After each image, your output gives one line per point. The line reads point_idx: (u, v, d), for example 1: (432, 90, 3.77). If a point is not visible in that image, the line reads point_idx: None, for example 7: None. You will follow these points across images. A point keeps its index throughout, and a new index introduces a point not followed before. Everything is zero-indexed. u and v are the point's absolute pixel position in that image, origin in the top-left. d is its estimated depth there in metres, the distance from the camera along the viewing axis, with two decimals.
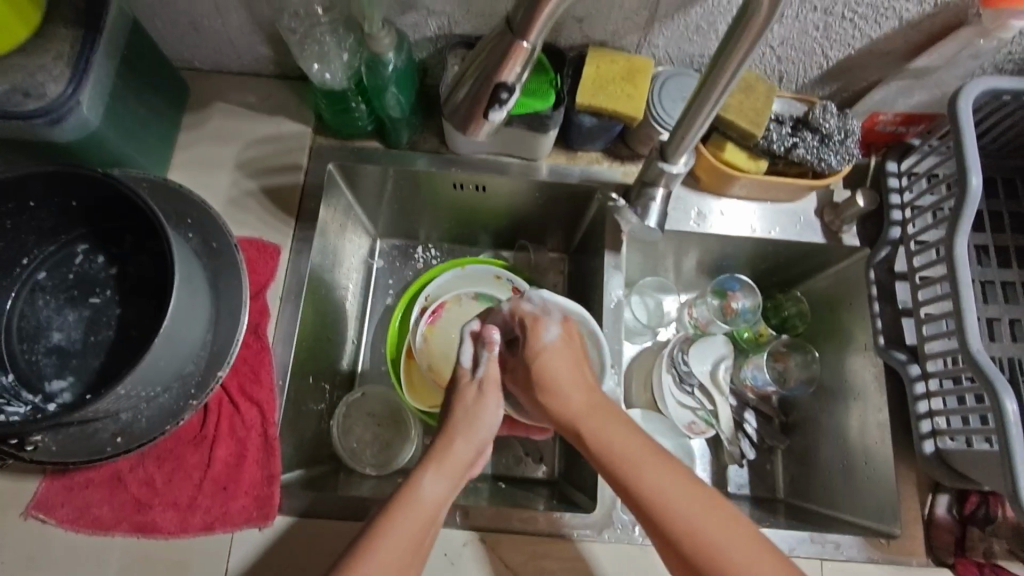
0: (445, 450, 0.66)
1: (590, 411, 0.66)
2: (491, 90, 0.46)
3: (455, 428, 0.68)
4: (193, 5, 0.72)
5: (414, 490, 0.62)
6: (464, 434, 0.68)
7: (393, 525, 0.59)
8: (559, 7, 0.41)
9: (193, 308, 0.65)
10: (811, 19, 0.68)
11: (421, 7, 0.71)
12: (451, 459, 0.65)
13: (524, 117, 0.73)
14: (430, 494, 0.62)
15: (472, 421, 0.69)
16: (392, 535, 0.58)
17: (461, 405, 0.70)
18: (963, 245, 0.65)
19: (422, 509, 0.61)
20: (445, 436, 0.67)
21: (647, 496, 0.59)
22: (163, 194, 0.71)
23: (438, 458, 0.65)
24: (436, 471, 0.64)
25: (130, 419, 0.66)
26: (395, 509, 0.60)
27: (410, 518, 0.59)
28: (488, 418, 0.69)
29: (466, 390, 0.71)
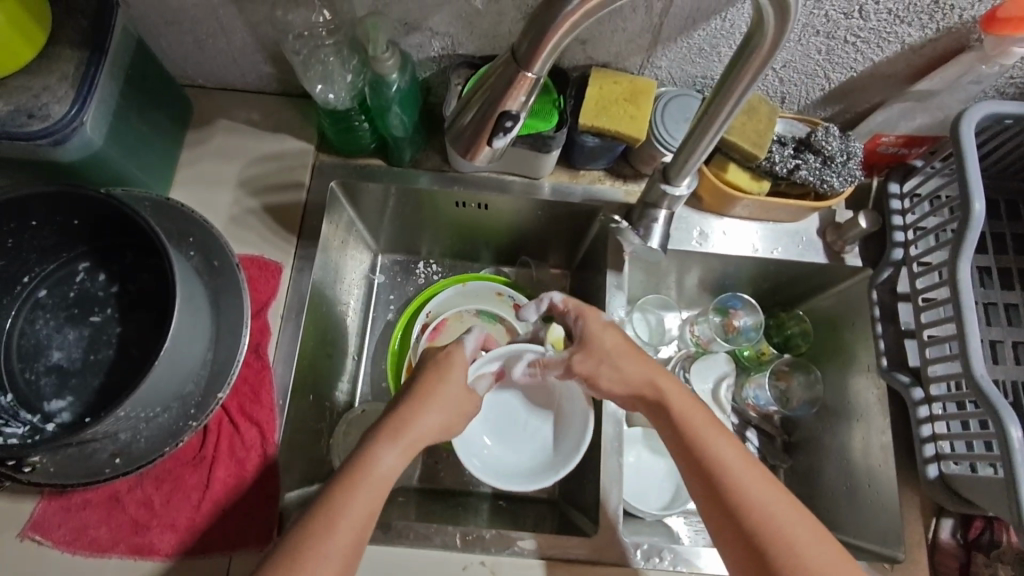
0: (415, 420, 0.63)
1: (676, 395, 0.65)
2: (495, 117, 0.47)
3: (428, 398, 0.65)
4: (198, 25, 0.72)
5: (375, 464, 0.59)
6: (439, 407, 0.65)
7: (350, 497, 0.56)
8: (564, 41, 0.41)
9: (193, 328, 0.64)
10: (814, 42, 0.69)
11: (425, 28, 0.71)
12: (416, 429, 0.63)
13: (527, 138, 0.74)
14: (385, 465, 0.59)
15: (445, 396, 0.66)
16: (348, 521, 0.55)
17: (439, 376, 0.68)
18: (966, 269, 0.65)
19: (377, 481, 0.58)
20: (410, 409, 0.64)
21: (715, 461, 0.60)
22: (165, 213, 0.71)
23: (401, 428, 0.62)
24: (396, 442, 0.61)
25: (129, 440, 0.65)
26: (351, 480, 0.57)
27: (365, 491, 0.57)
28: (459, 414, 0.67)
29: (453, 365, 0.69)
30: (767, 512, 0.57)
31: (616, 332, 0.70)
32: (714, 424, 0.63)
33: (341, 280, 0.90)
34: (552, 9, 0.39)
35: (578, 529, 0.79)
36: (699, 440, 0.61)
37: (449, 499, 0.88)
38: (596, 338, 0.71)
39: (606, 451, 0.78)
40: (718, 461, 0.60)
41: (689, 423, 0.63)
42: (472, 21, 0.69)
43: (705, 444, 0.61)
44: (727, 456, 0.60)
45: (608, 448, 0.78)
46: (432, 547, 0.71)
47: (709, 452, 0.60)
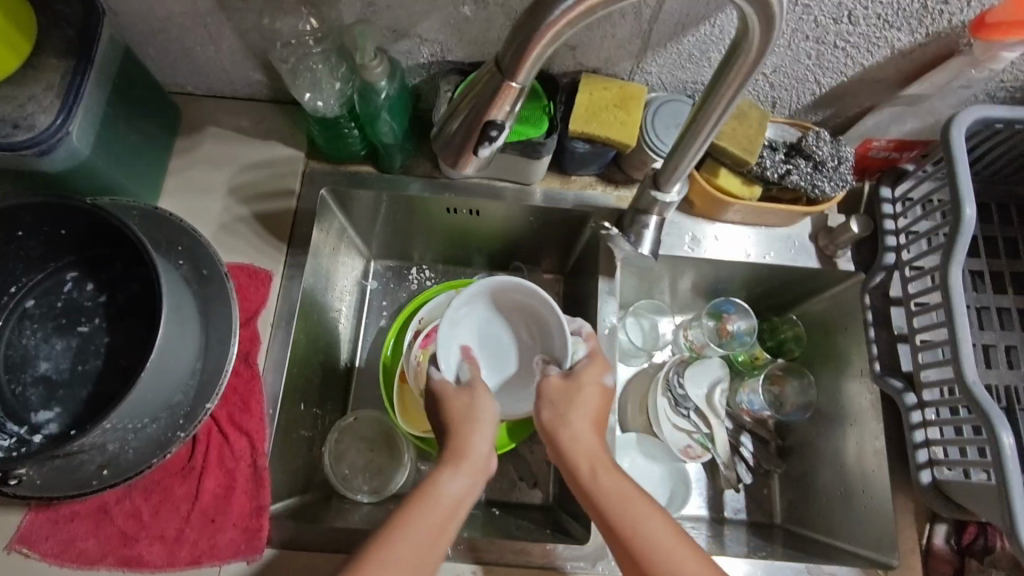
0: (466, 445, 0.66)
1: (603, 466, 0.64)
2: (481, 128, 0.46)
3: (460, 427, 0.68)
4: (186, 33, 0.72)
5: (435, 488, 0.62)
6: (475, 435, 0.68)
7: (411, 520, 0.59)
8: (548, 49, 0.40)
9: (181, 338, 0.64)
10: (803, 47, 0.69)
11: (414, 35, 0.71)
12: (466, 456, 0.66)
13: (517, 145, 0.73)
14: (449, 490, 0.63)
15: (474, 422, 0.69)
16: (409, 533, 0.58)
17: (455, 404, 0.70)
18: (957, 274, 0.65)
19: (443, 507, 0.61)
20: (452, 441, 0.67)
21: (642, 542, 0.59)
22: (154, 223, 0.71)
23: (457, 454, 0.65)
24: (454, 467, 0.64)
25: (117, 452, 0.65)
26: (414, 504, 0.60)
27: (432, 515, 0.60)
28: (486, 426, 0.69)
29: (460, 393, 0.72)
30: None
31: (602, 390, 0.71)
32: (641, 500, 0.62)
33: (333, 287, 0.90)
34: (535, 17, 0.38)
35: (568, 535, 0.80)
36: (628, 525, 0.60)
37: None
38: (576, 386, 0.71)
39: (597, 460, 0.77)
40: (645, 548, 0.59)
41: (618, 505, 0.61)
42: (461, 28, 0.69)
43: (632, 532, 0.59)
44: (653, 539, 0.59)
45: None
46: None
47: (637, 538, 0.59)
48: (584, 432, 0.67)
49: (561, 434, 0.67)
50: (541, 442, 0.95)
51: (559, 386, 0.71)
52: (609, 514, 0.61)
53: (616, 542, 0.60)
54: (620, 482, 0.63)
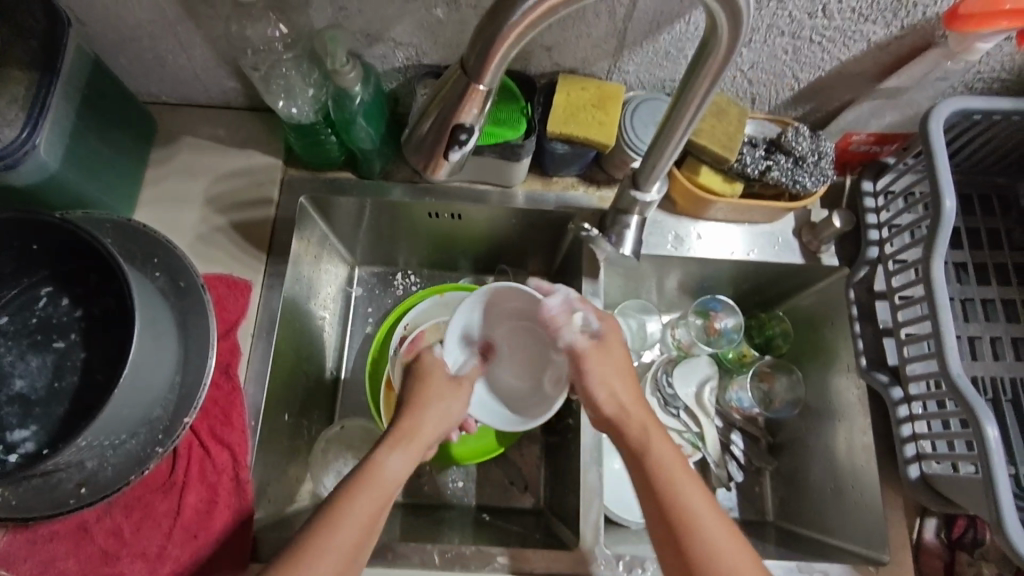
0: (416, 426, 0.68)
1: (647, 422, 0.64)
2: (449, 132, 0.45)
3: (424, 411, 0.70)
4: (157, 41, 0.71)
5: (379, 465, 0.62)
6: (436, 418, 0.70)
7: (355, 499, 0.59)
8: (512, 51, 0.40)
9: (158, 352, 0.63)
10: (779, 43, 0.68)
11: (388, 39, 0.70)
12: (422, 435, 0.67)
13: (495, 146, 0.73)
14: (393, 468, 0.63)
15: (440, 409, 0.71)
16: (355, 504, 0.58)
17: (433, 386, 0.73)
18: (939, 267, 0.65)
19: (387, 483, 0.61)
20: (412, 418, 0.68)
21: (676, 500, 0.58)
22: (128, 235, 0.70)
23: (404, 434, 0.66)
24: (405, 445, 0.65)
25: (96, 468, 0.64)
26: (360, 481, 0.60)
27: (377, 491, 0.60)
28: (451, 410, 0.72)
29: (440, 373, 0.75)
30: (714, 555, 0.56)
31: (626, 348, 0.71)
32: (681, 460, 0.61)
33: (315, 296, 0.89)
34: (496, 20, 0.38)
35: (560, 542, 0.78)
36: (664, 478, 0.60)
37: (433, 515, 0.88)
38: (603, 347, 0.70)
39: (583, 464, 0.76)
40: (678, 499, 0.58)
41: (664, 463, 0.60)
42: (435, 31, 0.68)
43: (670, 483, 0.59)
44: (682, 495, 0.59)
45: (586, 460, 0.77)
46: (411, 566, 0.70)
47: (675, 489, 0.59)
48: (624, 387, 0.68)
49: (601, 391, 0.67)
50: (530, 445, 0.95)
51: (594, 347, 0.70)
52: (649, 467, 0.61)
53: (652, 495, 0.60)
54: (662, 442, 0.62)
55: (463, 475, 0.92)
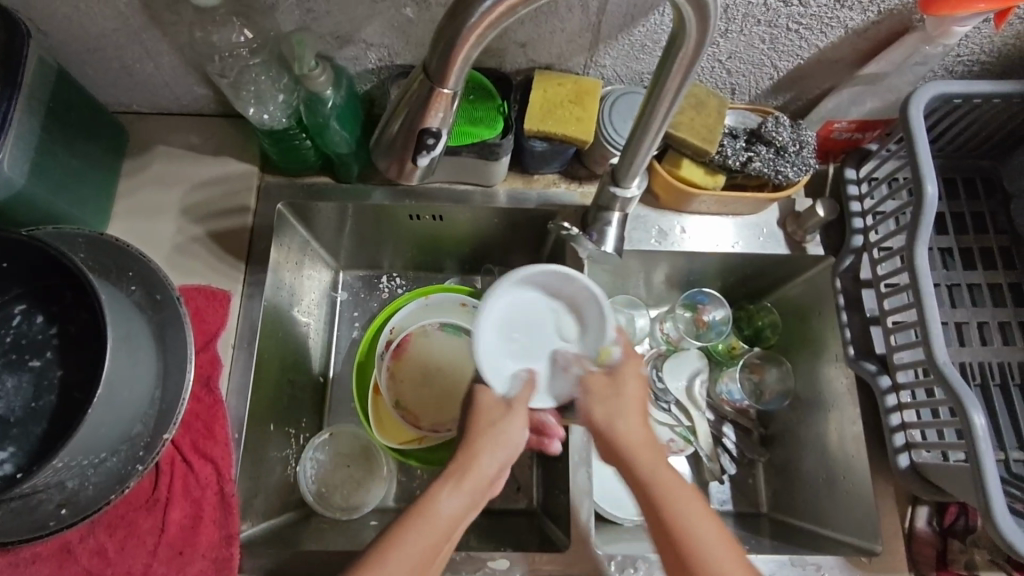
0: (470, 459, 0.60)
1: (653, 451, 0.57)
2: (416, 137, 0.44)
3: (478, 443, 0.61)
4: (123, 50, 0.69)
5: (431, 503, 0.56)
6: (490, 450, 0.61)
7: (399, 545, 0.53)
8: (474, 53, 0.38)
9: (134, 368, 0.62)
10: (757, 32, 0.67)
11: (358, 41, 0.69)
12: (479, 468, 0.59)
13: (471, 146, 0.72)
14: (447, 507, 0.57)
15: (497, 437, 0.62)
16: (399, 551, 0.53)
17: (484, 420, 0.64)
18: (923, 254, 0.64)
19: (438, 525, 0.56)
20: (468, 449, 0.61)
21: (694, 551, 0.52)
22: (101, 249, 0.68)
23: (460, 468, 0.59)
24: (457, 483, 0.58)
25: (77, 488, 0.63)
26: (411, 521, 0.55)
27: (427, 534, 0.55)
28: (510, 436, 0.63)
29: (492, 405, 0.65)
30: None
31: (644, 386, 0.63)
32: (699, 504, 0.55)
33: (297, 303, 0.87)
34: (454, 23, 0.37)
35: (551, 541, 0.79)
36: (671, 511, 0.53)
37: None
38: (621, 381, 0.63)
39: (573, 464, 0.76)
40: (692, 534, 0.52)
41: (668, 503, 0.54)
42: (406, 31, 0.67)
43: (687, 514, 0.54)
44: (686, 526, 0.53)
45: (575, 461, 0.76)
46: None
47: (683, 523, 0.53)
48: (634, 420, 0.59)
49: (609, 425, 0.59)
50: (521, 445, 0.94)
51: (604, 381, 0.64)
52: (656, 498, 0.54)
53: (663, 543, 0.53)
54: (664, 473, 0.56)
55: None
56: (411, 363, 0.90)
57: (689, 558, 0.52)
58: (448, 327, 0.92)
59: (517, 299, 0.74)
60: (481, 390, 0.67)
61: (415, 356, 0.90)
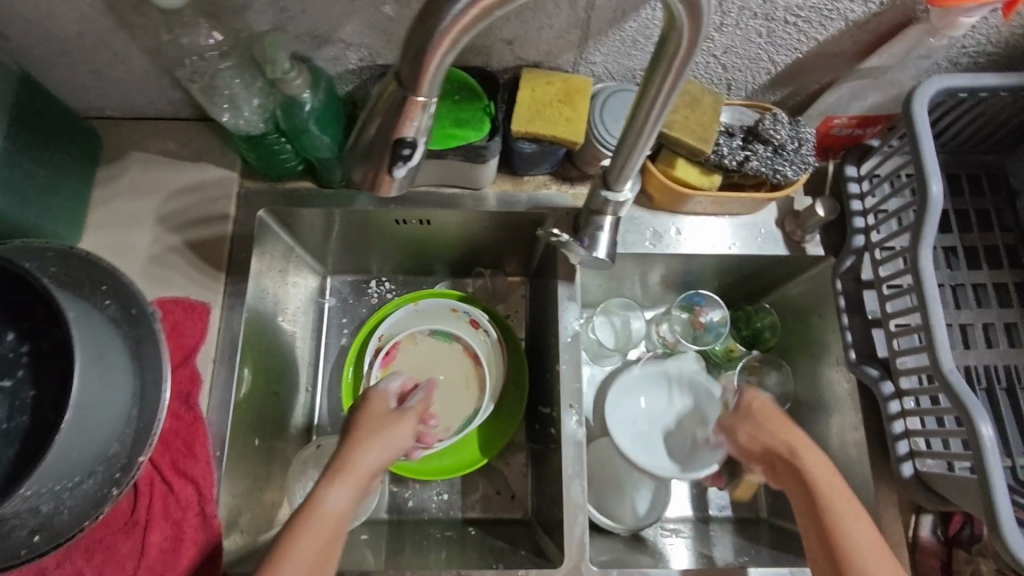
0: (351, 455, 0.62)
1: (813, 457, 0.61)
2: (391, 147, 0.42)
3: (358, 437, 0.64)
4: (90, 54, 0.66)
5: (316, 503, 0.58)
6: (370, 442, 0.63)
7: (297, 543, 0.55)
8: (448, 59, 0.36)
9: (108, 387, 0.60)
10: (753, 25, 0.64)
11: (337, 40, 0.65)
12: (363, 462, 0.62)
13: (457, 150, 0.69)
14: (338, 503, 0.58)
15: (380, 437, 0.64)
16: (296, 554, 0.55)
17: (370, 423, 0.66)
18: (928, 256, 0.62)
19: (328, 519, 0.57)
20: (348, 445, 0.63)
21: (847, 555, 0.55)
22: (72, 264, 0.66)
23: (343, 464, 0.60)
24: (344, 479, 0.60)
25: (52, 512, 0.60)
26: (302, 521, 0.56)
27: (318, 529, 0.56)
28: (394, 438, 0.65)
29: (376, 408, 0.68)
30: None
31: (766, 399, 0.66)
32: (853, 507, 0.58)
33: (282, 312, 0.85)
34: (426, 25, 0.34)
35: (544, 556, 0.77)
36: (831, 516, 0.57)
37: (416, 532, 0.86)
38: (750, 409, 0.66)
39: (567, 476, 0.74)
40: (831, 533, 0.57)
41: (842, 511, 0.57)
42: (386, 29, 0.64)
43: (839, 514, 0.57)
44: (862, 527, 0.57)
45: (569, 473, 0.74)
46: None
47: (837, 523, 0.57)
48: (777, 433, 0.63)
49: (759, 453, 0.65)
50: (515, 452, 0.92)
51: (733, 414, 0.67)
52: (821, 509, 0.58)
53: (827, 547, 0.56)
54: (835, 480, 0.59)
55: (448, 487, 0.89)
56: (399, 371, 0.88)
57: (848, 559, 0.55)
58: (437, 334, 0.90)
59: (635, 381, 0.88)
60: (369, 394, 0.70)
61: (405, 364, 0.89)
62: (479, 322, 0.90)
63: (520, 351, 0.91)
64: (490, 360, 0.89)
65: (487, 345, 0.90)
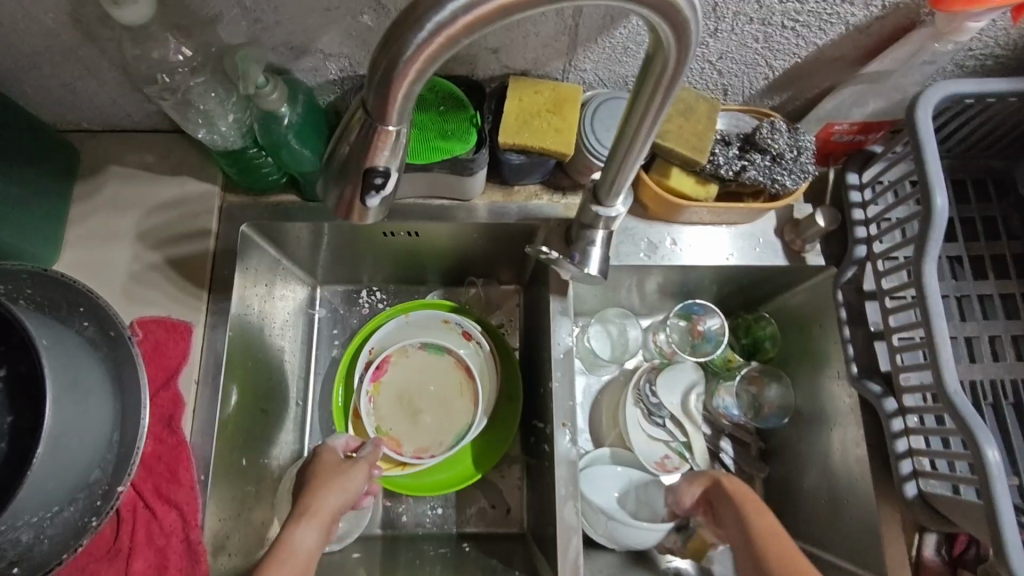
0: (312, 500, 0.65)
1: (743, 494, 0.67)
2: (362, 177, 0.39)
3: (315, 486, 0.67)
4: (60, 68, 0.64)
5: (285, 544, 0.60)
6: (328, 487, 0.67)
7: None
8: (417, 88, 0.34)
9: (84, 415, 0.58)
10: (749, 31, 0.61)
11: (315, 51, 0.63)
12: (322, 504, 0.65)
13: (443, 163, 0.66)
14: (308, 541, 0.62)
15: (336, 482, 0.68)
16: None
17: (327, 472, 0.69)
18: (932, 270, 0.59)
19: (297, 557, 0.59)
20: (307, 493, 0.66)
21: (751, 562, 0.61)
22: (46, 286, 0.64)
23: (305, 509, 0.64)
24: (310, 521, 0.63)
25: (31, 542, 0.57)
26: (268, 564, 0.58)
27: (288, 566, 0.58)
28: (351, 479, 0.69)
29: (330, 456, 0.72)
30: (787, 567, 0.59)
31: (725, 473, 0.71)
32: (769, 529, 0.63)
33: (270, 327, 0.82)
34: (390, 52, 0.32)
35: None
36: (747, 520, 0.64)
37: (409, 549, 0.84)
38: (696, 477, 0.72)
39: (559, 498, 0.72)
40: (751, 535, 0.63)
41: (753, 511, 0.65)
42: (366, 40, 0.61)
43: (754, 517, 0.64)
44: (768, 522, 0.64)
45: (561, 494, 0.72)
46: None
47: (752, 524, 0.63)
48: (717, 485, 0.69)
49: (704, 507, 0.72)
50: (510, 466, 0.90)
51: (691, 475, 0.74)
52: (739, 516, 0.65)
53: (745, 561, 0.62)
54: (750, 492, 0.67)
55: (442, 502, 0.88)
56: (389, 387, 0.87)
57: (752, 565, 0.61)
58: (427, 347, 0.88)
59: (642, 395, 0.85)
60: (323, 446, 0.74)
61: (396, 379, 0.87)
62: (471, 334, 0.88)
63: (514, 363, 0.89)
64: (482, 372, 0.87)
65: (479, 358, 0.88)
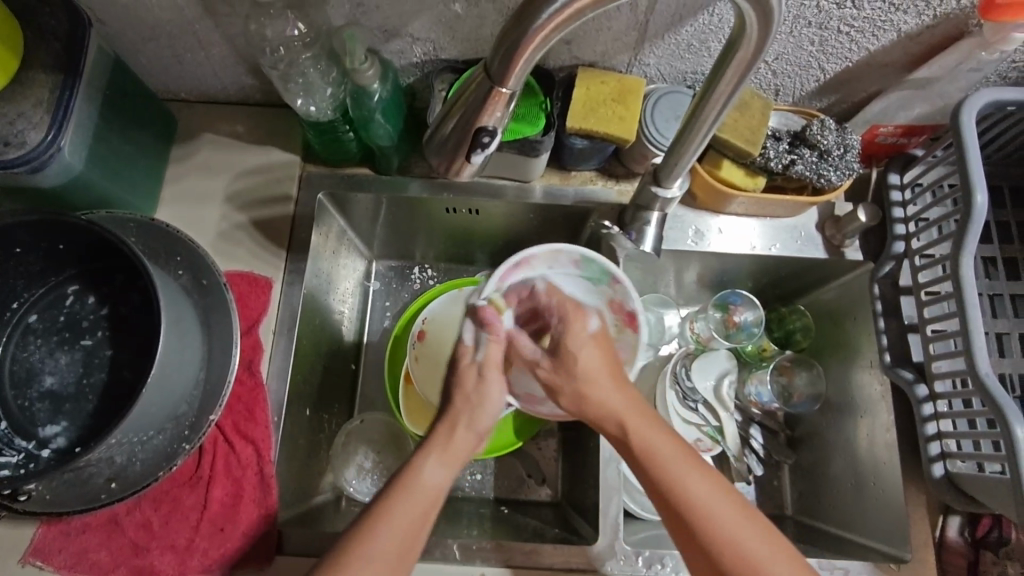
0: (446, 435, 0.64)
1: (636, 412, 0.61)
2: (472, 135, 0.44)
3: (459, 415, 0.66)
4: (175, 40, 0.71)
5: (415, 475, 0.59)
6: (467, 422, 0.65)
7: (392, 511, 0.56)
8: (538, 54, 0.39)
9: (183, 350, 0.64)
10: (806, 34, 0.66)
11: (405, 35, 0.69)
12: (455, 446, 0.63)
13: (514, 143, 0.72)
14: (433, 481, 0.60)
15: (476, 407, 0.66)
16: (389, 523, 0.56)
17: (460, 395, 0.67)
18: (969, 264, 0.63)
19: (424, 494, 0.58)
20: (449, 420, 0.65)
21: (679, 492, 0.56)
22: (150, 234, 0.71)
23: (440, 443, 0.63)
24: (437, 456, 0.62)
25: (126, 463, 0.64)
26: (395, 494, 0.58)
27: (413, 502, 0.58)
28: (491, 405, 0.67)
29: (470, 376, 0.68)
30: (701, 496, 0.55)
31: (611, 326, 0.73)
32: (688, 455, 0.58)
33: (334, 291, 0.88)
34: (524, 22, 0.37)
35: (578, 535, 0.80)
36: (676, 486, 0.56)
37: (449, 507, 0.88)
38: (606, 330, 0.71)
39: (604, 460, 0.78)
40: (644, 457, 0.58)
41: (665, 456, 0.58)
42: (452, 26, 0.68)
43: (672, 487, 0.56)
44: (737, 529, 0.54)
45: (606, 456, 0.78)
46: (433, 560, 0.73)
47: (679, 496, 0.56)
48: (611, 392, 0.64)
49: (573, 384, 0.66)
50: (547, 438, 0.95)
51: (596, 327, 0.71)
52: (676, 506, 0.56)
53: (656, 490, 0.57)
54: (658, 424, 0.61)
55: (481, 468, 0.92)
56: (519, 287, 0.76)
57: (678, 505, 0.56)
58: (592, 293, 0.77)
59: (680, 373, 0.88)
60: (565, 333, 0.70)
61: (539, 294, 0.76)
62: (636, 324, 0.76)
63: None
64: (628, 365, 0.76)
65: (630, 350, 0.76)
